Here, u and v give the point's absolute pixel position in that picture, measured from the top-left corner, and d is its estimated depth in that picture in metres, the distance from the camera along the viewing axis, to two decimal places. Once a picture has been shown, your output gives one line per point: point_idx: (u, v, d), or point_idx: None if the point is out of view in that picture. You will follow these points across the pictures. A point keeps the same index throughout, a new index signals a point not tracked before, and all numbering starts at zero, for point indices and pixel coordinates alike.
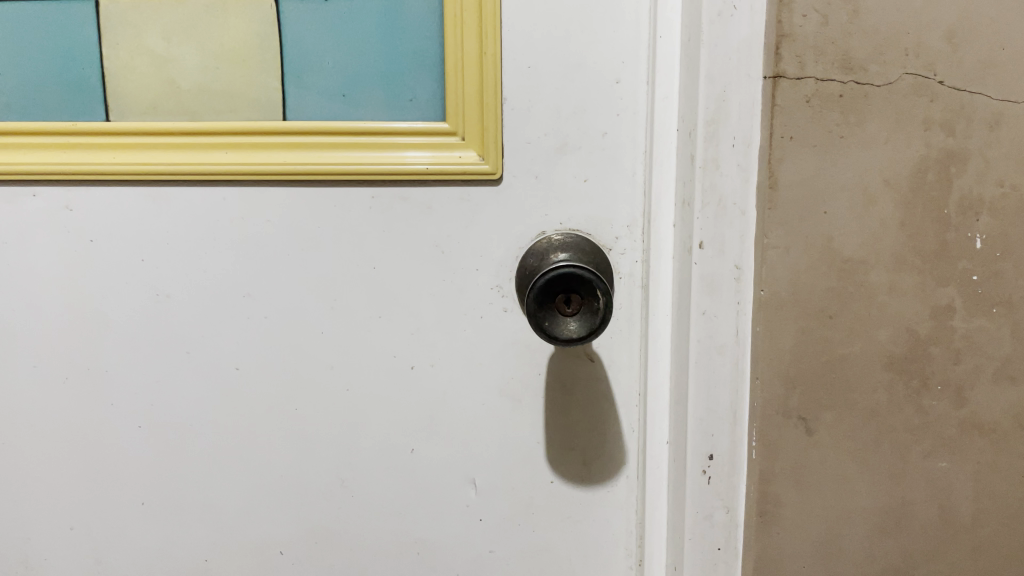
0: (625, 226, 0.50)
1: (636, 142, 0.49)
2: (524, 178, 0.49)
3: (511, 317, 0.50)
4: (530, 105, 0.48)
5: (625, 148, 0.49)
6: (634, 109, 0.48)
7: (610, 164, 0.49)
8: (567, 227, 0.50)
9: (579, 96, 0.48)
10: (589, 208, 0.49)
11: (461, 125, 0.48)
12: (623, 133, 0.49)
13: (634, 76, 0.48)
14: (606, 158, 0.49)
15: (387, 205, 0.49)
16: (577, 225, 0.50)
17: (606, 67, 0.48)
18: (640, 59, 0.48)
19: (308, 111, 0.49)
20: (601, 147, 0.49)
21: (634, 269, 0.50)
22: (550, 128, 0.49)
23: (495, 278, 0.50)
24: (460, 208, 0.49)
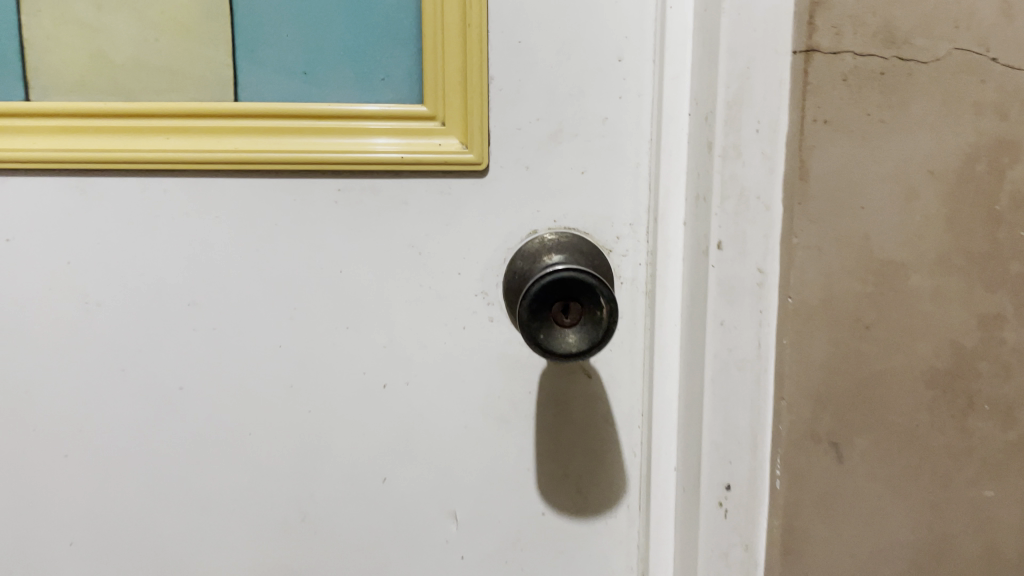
0: (628, 224, 0.44)
1: (640, 129, 0.43)
2: (513, 169, 0.43)
3: (498, 327, 0.44)
4: (520, 86, 0.42)
5: (629, 136, 0.43)
6: (639, 90, 0.43)
7: (611, 153, 0.43)
8: (562, 225, 0.44)
9: (576, 75, 0.42)
10: (587, 204, 0.44)
11: (441, 107, 0.42)
12: (626, 118, 0.43)
13: (640, 54, 0.42)
14: (606, 147, 0.43)
15: (356, 199, 0.43)
16: (573, 223, 0.44)
17: (607, 43, 0.42)
18: (646, 34, 0.42)
19: (264, 90, 0.43)
20: (602, 134, 0.43)
21: (637, 273, 0.44)
22: (543, 113, 0.43)
23: (480, 282, 0.44)
24: (440, 204, 0.43)
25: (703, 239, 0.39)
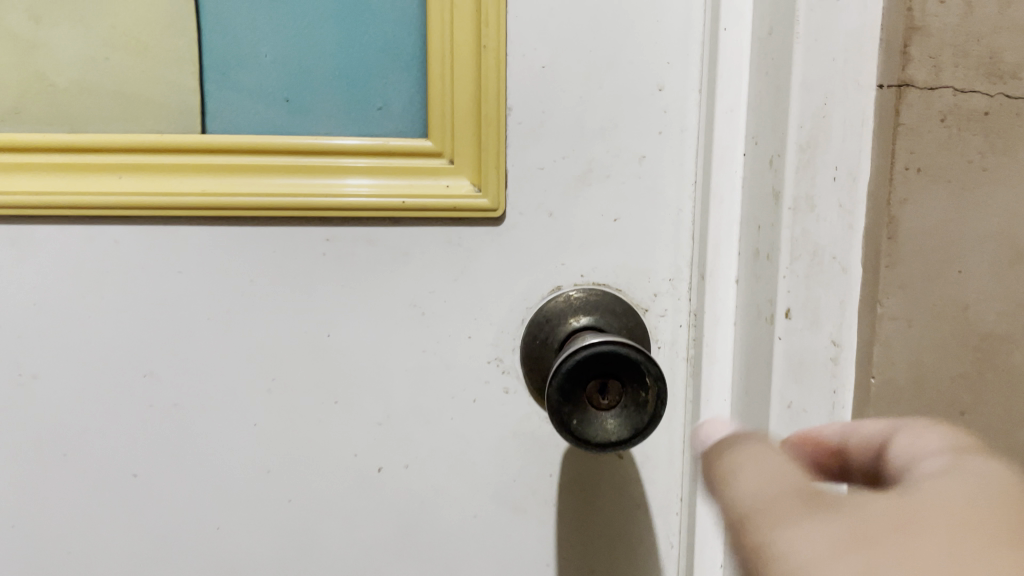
0: (667, 279, 0.37)
1: (682, 169, 0.37)
2: (533, 215, 0.37)
3: (515, 399, 0.38)
4: (543, 119, 0.36)
5: (669, 178, 0.37)
6: (681, 125, 0.36)
7: (648, 198, 0.37)
8: (591, 280, 0.37)
9: (610, 107, 0.36)
10: (620, 256, 0.37)
11: (450, 142, 0.36)
12: (666, 158, 0.37)
13: (683, 83, 0.36)
14: (643, 190, 0.37)
15: (347, 250, 0.36)
16: (603, 278, 0.37)
17: (646, 70, 0.36)
18: (690, 60, 0.36)
19: (238, 120, 0.36)
20: (638, 175, 0.37)
21: (677, 335, 0.38)
22: (570, 150, 0.36)
23: (493, 347, 0.37)
24: (447, 256, 0.37)
25: (764, 305, 0.33)
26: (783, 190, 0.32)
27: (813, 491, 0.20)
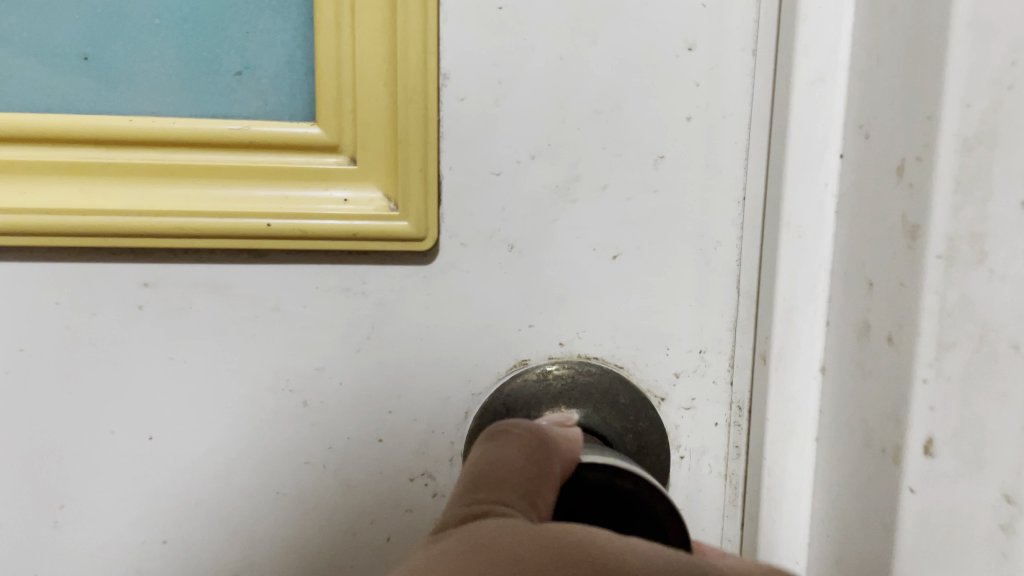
0: (698, 350, 0.24)
1: (722, 178, 0.23)
2: (483, 249, 0.23)
3: None
4: (502, 93, 0.22)
5: (702, 191, 0.23)
6: (724, 105, 0.23)
7: (668, 222, 0.23)
8: (575, 350, 0.24)
9: (610, 76, 0.22)
10: (622, 315, 0.24)
11: (352, 131, 0.22)
12: (698, 159, 0.23)
13: (726, 38, 0.23)
14: (661, 211, 0.23)
15: (180, 301, 0.22)
16: (597, 348, 0.24)
17: (668, 16, 0.22)
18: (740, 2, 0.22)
19: (7, 90, 0.22)
20: (652, 186, 0.23)
21: (709, 439, 0.24)
22: (545, 145, 0.23)
23: (421, 456, 0.24)
24: (345, 312, 0.23)
25: (879, 426, 0.19)
26: (930, 222, 0.17)
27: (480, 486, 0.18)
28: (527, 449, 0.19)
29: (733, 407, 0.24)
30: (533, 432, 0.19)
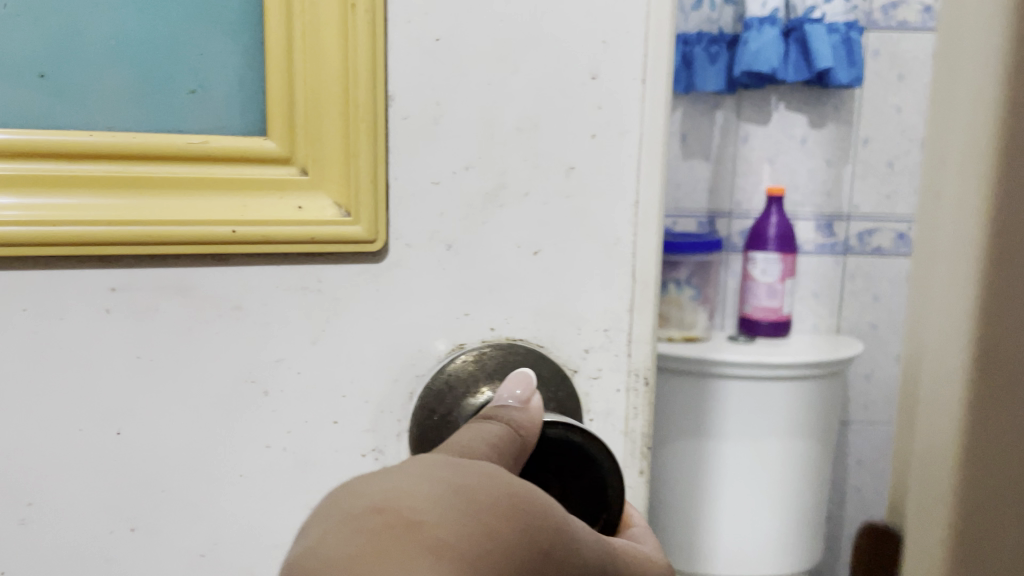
0: (602, 328, 0.28)
1: (623, 185, 0.28)
2: (424, 247, 0.26)
3: None
4: (439, 112, 0.26)
5: (606, 196, 0.28)
6: (623, 124, 0.27)
7: (579, 222, 0.27)
8: (502, 334, 0.28)
9: (529, 98, 0.26)
10: (543, 301, 0.28)
11: (304, 145, 0.25)
12: (602, 169, 0.27)
13: (623, 69, 0.27)
14: (573, 211, 0.27)
15: (148, 303, 0.24)
16: (522, 330, 0.28)
17: (575, 49, 0.26)
18: (634, 39, 0.27)
19: None
20: (565, 192, 0.27)
21: (615, 404, 0.29)
22: (477, 158, 0.26)
23: (372, 435, 0.27)
24: (303, 307, 0.25)
25: None
26: None
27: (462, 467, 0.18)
28: (509, 443, 0.22)
29: (632, 375, 0.29)
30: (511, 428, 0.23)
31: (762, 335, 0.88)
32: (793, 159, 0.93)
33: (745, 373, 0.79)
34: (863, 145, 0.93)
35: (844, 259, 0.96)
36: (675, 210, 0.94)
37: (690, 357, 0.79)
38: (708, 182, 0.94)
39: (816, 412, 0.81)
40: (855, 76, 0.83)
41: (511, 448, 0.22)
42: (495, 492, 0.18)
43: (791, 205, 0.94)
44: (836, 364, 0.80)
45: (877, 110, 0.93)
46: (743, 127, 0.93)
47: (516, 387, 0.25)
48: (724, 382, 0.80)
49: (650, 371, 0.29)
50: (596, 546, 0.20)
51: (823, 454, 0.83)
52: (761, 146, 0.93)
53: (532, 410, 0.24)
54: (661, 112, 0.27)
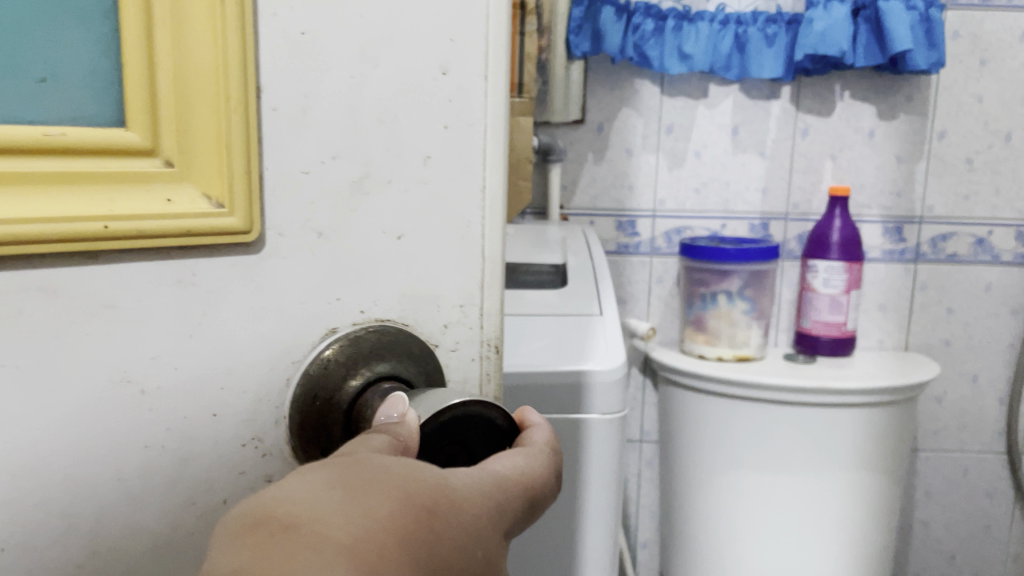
0: (458, 304, 0.31)
1: (470, 172, 0.30)
2: (296, 236, 0.27)
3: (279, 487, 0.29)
4: (307, 105, 0.26)
5: (457, 182, 0.30)
6: (469, 118, 0.30)
7: (436, 207, 0.30)
8: (372, 316, 0.29)
9: (390, 92, 0.28)
10: (406, 282, 0.30)
11: (170, 137, 0.25)
12: (451, 157, 0.30)
13: (465, 67, 0.30)
14: (430, 197, 0.29)
15: (12, 307, 0.22)
16: (389, 310, 0.30)
17: (426, 47, 0.28)
18: (476, 38, 0.30)
19: None
20: (423, 180, 0.29)
21: (469, 373, 0.33)
22: (342, 148, 0.27)
23: (249, 423, 0.28)
24: (181, 302, 0.25)
25: None
26: None
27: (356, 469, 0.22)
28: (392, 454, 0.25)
29: (484, 344, 0.33)
30: (389, 443, 0.25)
31: (824, 349, 1.04)
32: (860, 155, 1.09)
33: (831, 402, 0.92)
34: (939, 139, 1.08)
35: (915, 266, 1.12)
36: (723, 212, 1.11)
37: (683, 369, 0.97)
38: (797, 174, 1.10)
39: (885, 441, 0.94)
40: (934, 58, 0.95)
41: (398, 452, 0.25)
42: (375, 480, 0.22)
43: (859, 205, 1.10)
44: (909, 390, 0.94)
45: (958, 100, 1.07)
46: (802, 120, 1.08)
47: (387, 406, 0.28)
48: (792, 409, 0.93)
49: (498, 342, 0.33)
50: (478, 484, 0.25)
51: (893, 482, 0.96)
52: (832, 143, 1.08)
53: (409, 419, 0.27)
54: (502, 106, 0.31)
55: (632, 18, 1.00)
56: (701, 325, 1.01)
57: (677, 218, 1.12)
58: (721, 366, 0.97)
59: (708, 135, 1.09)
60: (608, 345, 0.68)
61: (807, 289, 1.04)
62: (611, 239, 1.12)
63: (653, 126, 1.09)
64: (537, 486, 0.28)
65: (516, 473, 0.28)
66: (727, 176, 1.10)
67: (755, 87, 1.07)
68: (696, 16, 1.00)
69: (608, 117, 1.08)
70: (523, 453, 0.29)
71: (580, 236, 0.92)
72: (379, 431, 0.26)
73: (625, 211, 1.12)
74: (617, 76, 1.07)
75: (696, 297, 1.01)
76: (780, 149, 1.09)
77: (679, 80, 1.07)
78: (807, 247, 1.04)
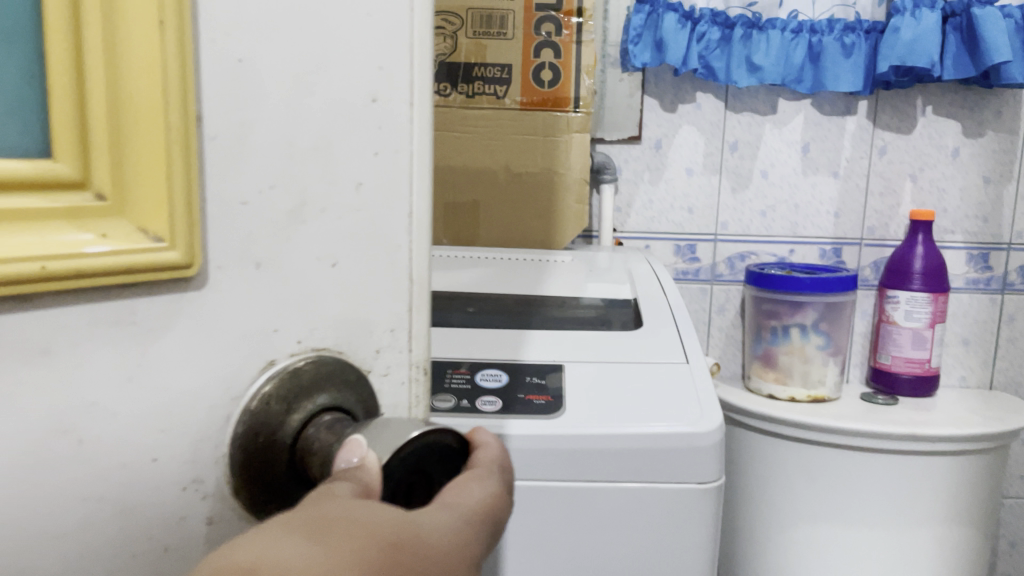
0: (388, 329, 0.32)
1: (398, 197, 0.30)
2: (235, 269, 0.26)
3: (219, 527, 0.27)
4: (244, 132, 0.25)
5: (387, 205, 0.30)
6: (398, 144, 0.30)
7: (370, 235, 0.30)
8: (309, 346, 0.29)
9: (323, 121, 0.27)
10: (341, 309, 0.29)
11: (104, 168, 0.22)
12: (381, 183, 0.30)
13: (392, 93, 0.29)
14: (362, 223, 0.29)
15: None
16: (324, 339, 0.29)
17: (356, 74, 0.28)
18: (399, 62, 0.30)
19: None
20: (356, 206, 0.29)
21: (399, 396, 0.33)
22: (279, 176, 0.26)
23: (192, 465, 0.26)
24: (119, 344, 0.23)
25: None
26: None
27: (324, 522, 0.22)
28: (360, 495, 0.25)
29: (412, 368, 0.33)
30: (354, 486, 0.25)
31: (902, 391, 1.13)
32: (942, 175, 1.15)
33: (948, 449, 1.01)
34: None
35: (1001, 295, 1.18)
36: (792, 236, 1.18)
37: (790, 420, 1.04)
38: (872, 196, 1.17)
39: (983, 481, 1.05)
40: None
41: (362, 488, 0.25)
42: (351, 534, 0.22)
43: (942, 230, 1.17)
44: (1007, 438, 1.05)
45: None
46: (880, 137, 1.15)
47: (343, 451, 0.27)
48: (905, 458, 1.02)
49: (423, 361, 0.33)
50: (448, 518, 0.26)
51: (985, 518, 1.07)
52: (911, 164, 1.15)
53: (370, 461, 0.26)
54: (425, 133, 0.31)
55: (698, 27, 1.08)
56: (774, 361, 1.11)
57: (740, 243, 1.19)
58: (795, 409, 1.07)
59: (777, 153, 1.16)
60: (701, 403, 0.63)
61: (887, 323, 1.13)
62: (670, 265, 1.20)
63: (717, 145, 1.17)
64: (497, 511, 0.28)
65: (477, 500, 0.28)
66: (795, 197, 1.17)
67: (828, 103, 1.14)
68: (767, 25, 1.09)
69: (669, 132, 1.16)
70: (479, 477, 0.29)
71: (646, 269, 0.99)
72: (340, 479, 0.25)
73: (693, 233, 1.19)
74: (680, 87, 1.15)
75: (770, 330, 1.11)
76: (855, 169, 1.16)
77: (744, 94, 1.15)
78: (885, 277, 1.15)
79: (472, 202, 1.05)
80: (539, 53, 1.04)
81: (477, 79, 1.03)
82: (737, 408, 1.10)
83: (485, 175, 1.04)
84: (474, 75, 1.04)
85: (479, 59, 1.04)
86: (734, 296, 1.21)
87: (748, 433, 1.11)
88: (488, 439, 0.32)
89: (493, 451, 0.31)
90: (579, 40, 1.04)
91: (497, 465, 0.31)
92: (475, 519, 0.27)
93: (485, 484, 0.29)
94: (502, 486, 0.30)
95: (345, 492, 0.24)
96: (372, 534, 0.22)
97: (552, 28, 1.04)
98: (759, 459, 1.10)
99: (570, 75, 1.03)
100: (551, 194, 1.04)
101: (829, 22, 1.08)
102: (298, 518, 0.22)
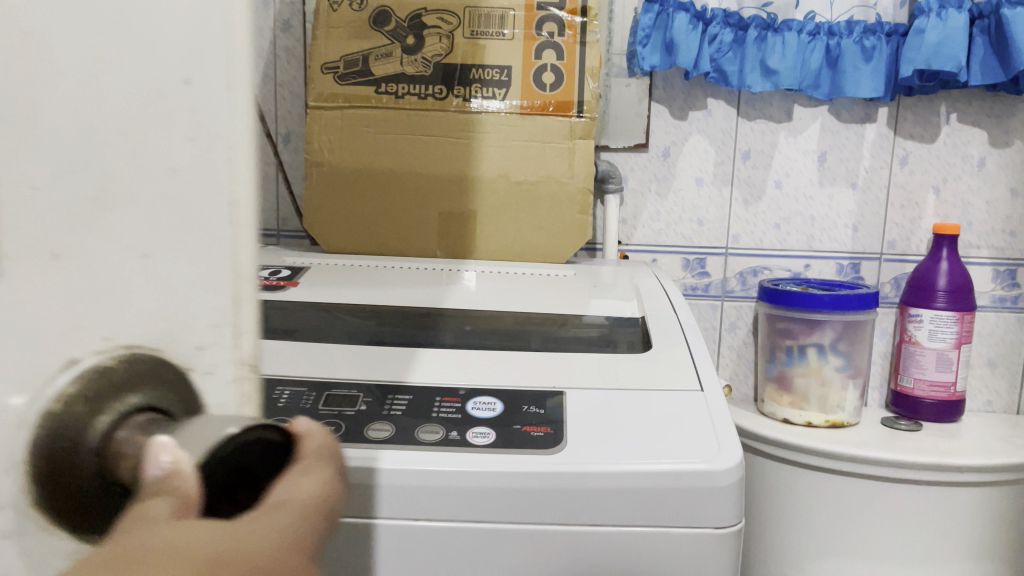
0: (212, 325, 0.26)
1: (224, 189, 0.25)
2: (29, 258, 0.22)
3: (21, 541, 0.23)
4: (32, 108, 0.21)
5: (204, 195, 0.25)
6: (217, 128, 0.24)
7: (190, 229, 0.25)
8: (118, 341, 0.24)
9: (117, 99, 0.23)
10: (157, 306, 0.25)
11: None
12: (201, 172, 0.24)
13: (211, 66, 0.24)
14: (175, 215, 0.24)
15: None
16: (147, 338, 0.25)
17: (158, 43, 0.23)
18: (219, 29, 0.24)
19: None
20: (169, 196, 0.24)
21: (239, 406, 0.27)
22: (74, 158, 0.22)
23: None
24: None
25: None
26: None
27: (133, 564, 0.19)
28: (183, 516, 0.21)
29: (244, 365, 0.27)
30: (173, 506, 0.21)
31: (927, 416, 1.06)
32: (967, 187, 1.09)
33: (969, 480, 0.95)
34: None
35: None
36: (808, 250, 1.12)
37: (804, 447, 0.97)
38: (892, 208, 1.10)
39: (1009, 515, 0.98)
40: None
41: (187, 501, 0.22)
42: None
43: (967, 245, 1.10)
44: None
45: None
46: (901, 147, 1.09)
47: (149, 458, 0.22)
48: (921, 488, 0.96)
49: (258, 362, 0.27)
50: (281, 527, 0.23)
51: (1011, 555, 1.00)
52: (933, 175, 1.09)
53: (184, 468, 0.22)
54: (253, 113, 0.25)
55: (709, 28, 1.03)
56: (789, 383, 1.04)
57: (753, 257, 1.13)
58: (812, 434, 1.00)
59: (792, 162, 1.10)
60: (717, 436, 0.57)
61: (910, 344, 1.06)
62: (678, 280, 1.14)
63: (728, 153, 1.10)
64: (331, 500, 0.27)
65: (310, 496, 0.26)
66: (811, 209, 1.11)
67: (847, 110, 1.08)
68: (782, 27, 1.03)
69: (677, 140, 1.10)
70: (303, 469, 0.27)
71: (654, 285, 0.92)
72: (152, 495, 0.22)
73: (703, 247, 1.13)
74: (691, 93, 1.09)
75: (785, 351, 1.04)
76: (874, 180, 1.10)
77: (757, 101, 1.09)
78: (906, 294, 1.08)
79: (469, 212, 0.97)
80: (540, 54, 0.98)
81: (475, 81, 0.97)
82: (754, 435, 1.02)
83: (482, 183, 0.97)
84: (471, 78, 0.97)
85: (476, 60, 0.98)
86: (745, 313, 1.14)
87: (755, 460, 1.04)
88: (310, 425, 0.29)
89: (315, 438, 0.29)
90: (581, 40, 0.98)
91: (323, 452, 0.29)
92: (310, 521, 0.25)
93: (316, 479, 0.27)
94: (334, 477, 0.28)
95: (159, 514, 0.21)
96: (188, 559, 0.20)
97: (554, 28, 0.98)
98: (774, 488, 1.02)
99: (573, 78, 0.97)
100: (552, 204, 0.97)
101: (848, 24, 1.03)
102: (96, 559, 0.19)
